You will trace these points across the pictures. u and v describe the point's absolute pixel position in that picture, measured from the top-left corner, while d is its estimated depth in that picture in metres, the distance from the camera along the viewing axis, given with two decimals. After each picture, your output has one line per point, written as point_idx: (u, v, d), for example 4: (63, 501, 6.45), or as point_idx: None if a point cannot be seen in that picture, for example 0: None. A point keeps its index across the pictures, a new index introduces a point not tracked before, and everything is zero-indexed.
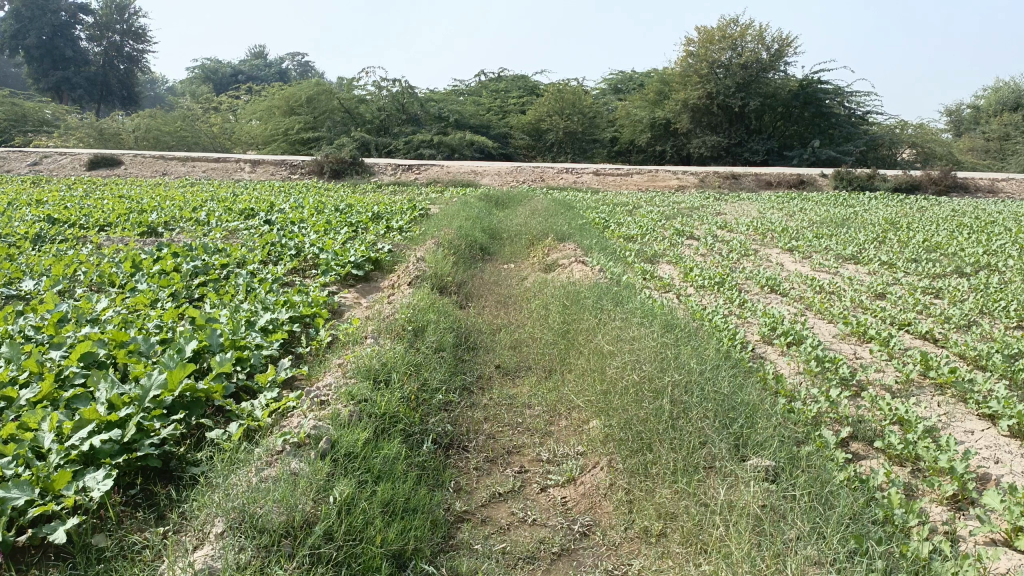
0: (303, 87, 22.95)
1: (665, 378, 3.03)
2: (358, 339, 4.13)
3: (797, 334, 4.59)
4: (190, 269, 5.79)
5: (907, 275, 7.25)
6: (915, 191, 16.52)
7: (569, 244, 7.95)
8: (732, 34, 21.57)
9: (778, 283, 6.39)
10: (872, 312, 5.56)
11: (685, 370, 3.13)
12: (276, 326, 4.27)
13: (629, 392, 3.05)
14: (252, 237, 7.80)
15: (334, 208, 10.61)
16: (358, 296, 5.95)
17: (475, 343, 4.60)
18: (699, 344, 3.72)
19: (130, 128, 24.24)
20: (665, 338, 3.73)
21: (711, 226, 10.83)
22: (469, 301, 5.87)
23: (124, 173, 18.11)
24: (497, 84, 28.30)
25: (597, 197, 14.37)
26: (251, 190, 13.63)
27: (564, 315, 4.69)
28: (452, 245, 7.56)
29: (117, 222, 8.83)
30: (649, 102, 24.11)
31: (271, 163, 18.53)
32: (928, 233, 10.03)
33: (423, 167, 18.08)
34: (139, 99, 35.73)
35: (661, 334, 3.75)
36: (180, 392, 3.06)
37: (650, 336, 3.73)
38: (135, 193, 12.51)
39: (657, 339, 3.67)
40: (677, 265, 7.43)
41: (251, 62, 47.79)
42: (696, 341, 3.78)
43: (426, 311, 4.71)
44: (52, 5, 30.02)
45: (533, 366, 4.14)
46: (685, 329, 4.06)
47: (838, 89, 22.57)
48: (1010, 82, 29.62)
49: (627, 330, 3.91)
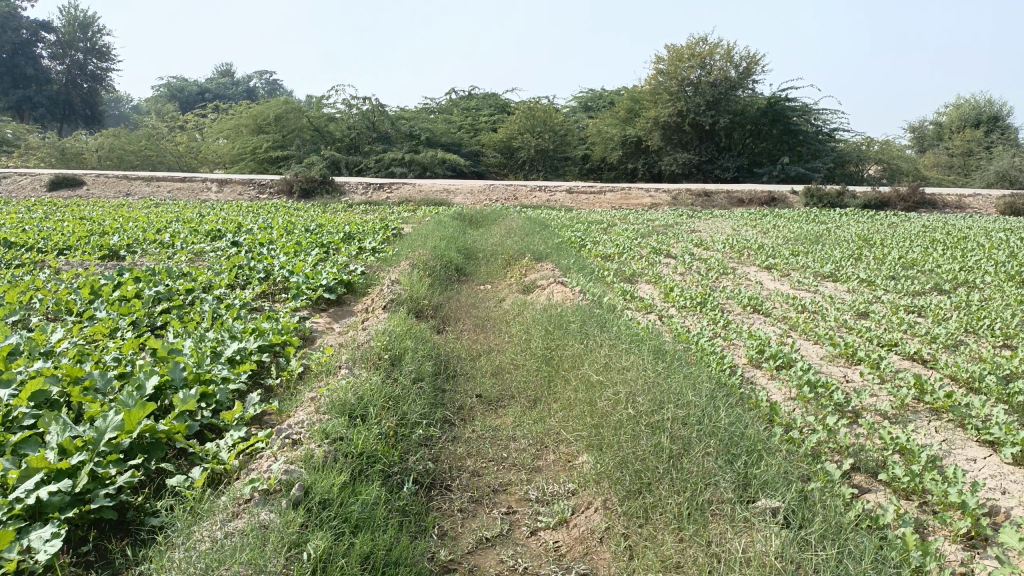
0: (272, 105, 22.66)
1: (663, 413, 2.87)
2: (332, 370, 3.92)
3: (786, 357, 4.46)
4: (153, 295, 5.54)
5: (887, 293, 7.20)
6: (884, 207, 16.67)
7: (546, 264, 7.80)
8: (701, 52, 21.73)
9: (761, 303, 6.28)
10: (858, 331, 5.47)
11: (682, 405, 2.97)
12: (244, 356, 4.04)
13: (623, 427, 2.89)
14: (218, 260, 7.54)
15: (304, 229, 10.37)
16: (330, 321, 5.73)
17: (454, 370, 4.41)
18: (691, 372, 3.57)
19: (94, 148, 23.72)
20: (656, 366, 3.58)
21: (687, 244, 10.75)
22: (445, 325, 5.68)
23: (86, 194, 17.66)
24: (468, 102, 28.25)
25: (572, 216, 14.26)
26: (218, 210, 13.33)
27: (547, 340, 4.51)
28: (426, 266, 7.37)
29: (77, 245, 8.52)
30: (619, 120, 24.20)
31: (239, 182, 18.21)
32: (902, 249, 10.04)
33: (394, 186, 17.86)
34: (103, 118, 35.12)
35: (652, 362, 3.60)
36: (138, 433, 2.83)
37: (640, 365, 3.57)
38: (96, 214, 12.15)
39: (648, 368, 3.52)
40: (656, 285, 7.31)
41: (218, 80, 47.31)
42: (688, 370, 3.62)
43: (403, 338, 4.50)
44: (13, 23, 29.42)
45: (516, 396, 3.95)
46: (675, 356, 3.91)
47: (806, 106, 22.82)
48: (970, 100, 30.23)
49: (616, 357, 3.75)
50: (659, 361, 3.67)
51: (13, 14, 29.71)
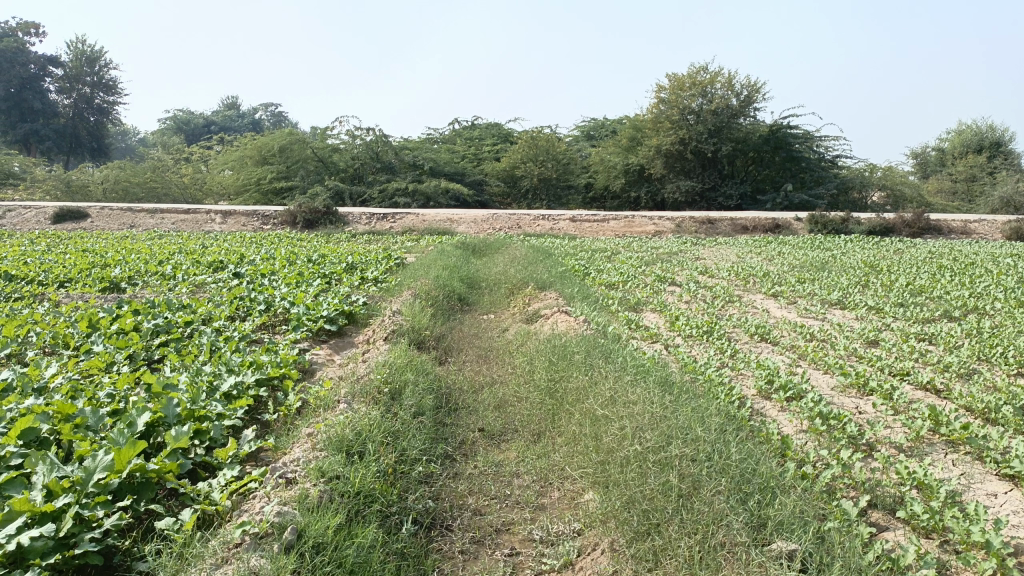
0: (276, 137, 22.76)
1: (671, 449, 2.77)
2: (331, 404, 3.82)
3: (797, 388, 4.35)
4: (151, 328, 5.47)
5: (896, 321, 7.09)
6: (889, 233, 16.60)
7: (550, 293, 7.72)
8: (702, 81, 21.81)
9: (768, 331, 6.17)
10: (868, 360, 5.36)
11: (689, 441, 2.87)
12: (241, 391, 3.94)
13: (629, 463, 2.79)
14: (219, 292, 7.48)
15: (306, 259, 10.32)
16: (331, 353, 5.64)
17: (456, 403, 4.31)
18: (698, 405, 3.48)
19: (99, 180, 23.83)
20: (665, 399, 3.47)
21: (692, 272, 10.66)
22: (448, 356, 5.59)
23: (90, 226, 17.69)
24: (471, 132, 28.38)
25: (575, 244, 14.21)
26: (221, 241, 13.31)
27: (551, 372, 4.41)
28: (429, 296, 7.29)
29: (78, 277, 8.48)
30: (622, 148, 24.27)
31: (242, 214, 18.23)
32: (909, 276, 9.95)
33: (398, 216, 17.86)
34: (110, 150, 35.37)
35: (659, 395, 3.50)
36: (128, 473, 2.74)
37: (647, 399, 3.46)
38: (99, 246, 12.13)
39: (656, 401, 3.42)
40: (662, 313, 7.22)
41: (223, 112, 47.74)
42: (696, 403, 3.52)
43: (403, 370, 4.40)
44: (21, 58, 29.74)
45: (520, 430, 3.85)
46: (683, 388, 3.81)
47: (808, 134, 22.86)
48: (972, 125, 30.29)
49: (622, 390, 3.65)
50: (666, 394, 3.57)
51: (21, 49, 30.03)
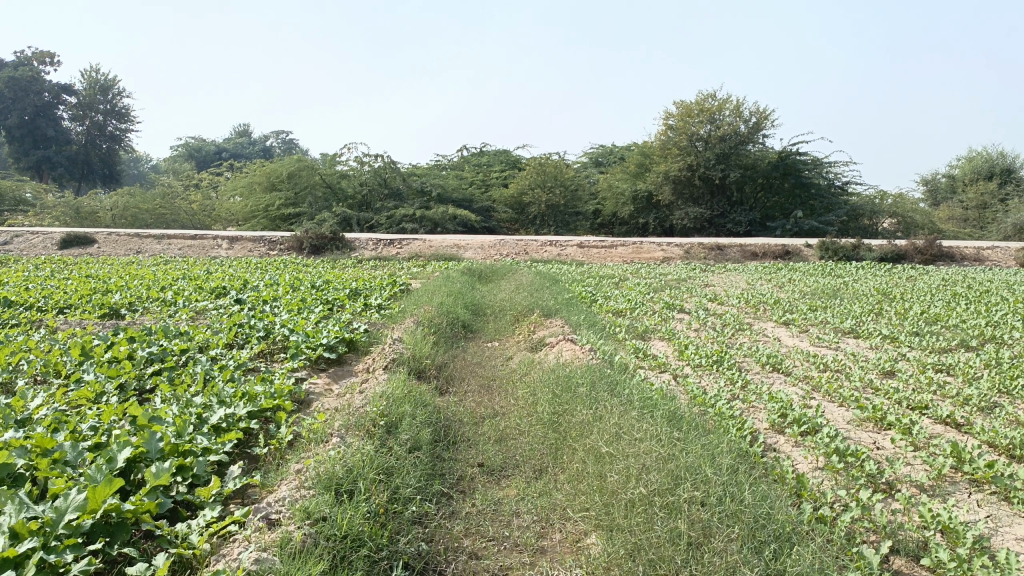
0: (285, 163, 22.80)
1: (679, 494, 2.60)
2: (323, 437, 3.67)
3: (811, 422, 4.18)
4: (145, 356, 5.33)
5: (911, 350, 6.90)
6: (901, 260, 16.40)
7: (555, 320, 7.56)
8: (710, 107, 21.75)
9: (780, 361, 5.98)
10: (884, 392, 5.17)
11: (699, 483, 2.70)
12: (231, 423, 3.79)
13: (635, 506, 2.62)
14: (219, 318, 7.35)
15: (310, 285, 10.21)
16: (329, 383, 5.48)
17: (456, 436, 4.15)
18: (706, 440, 3.31)
19: (108, 206, 23.89)
20: (672, 435, 3.31)
21: (701, 299, 10.49)
22: (450, 386, 5.43)
23: (97, 252, 17.67)
24: (479, 159, 28.42)
25: (582, 270, 14.07)
26: (226, 267, 13.23)
27: (554, 404, 4.24)
28: (431, 323, 7.14)
29: (77, 304, 8.38)
30: (630, 174, 24.23)
31: (249, 239, 18.19)
32: (924, 304, 9.75)
33: (405, 242, 17.78)
34: (121, 177, 35.57)
35: (667, 430, 3.34)
36: (103, 512, 2.59)
37: (654, 435, 3.29)
38: (103, 272, 12.06)
39: (663, 437, 3.25)
40: (670, 342, 7.05)
41: (234, 139, 48.11)
42: (707, 439, 3.34)
43: (401, 402, 4.24)
44: (35, 87, 30.00)
45: (521, 465, 3.68)
46: (691, 422, 3.63)
47: (817, 160, 22.74)
48: (982, 152, 30.13)
49: (628, 426, 3.47)
50: (674, 429, 3.40)
51: (36, 77, 30.35)
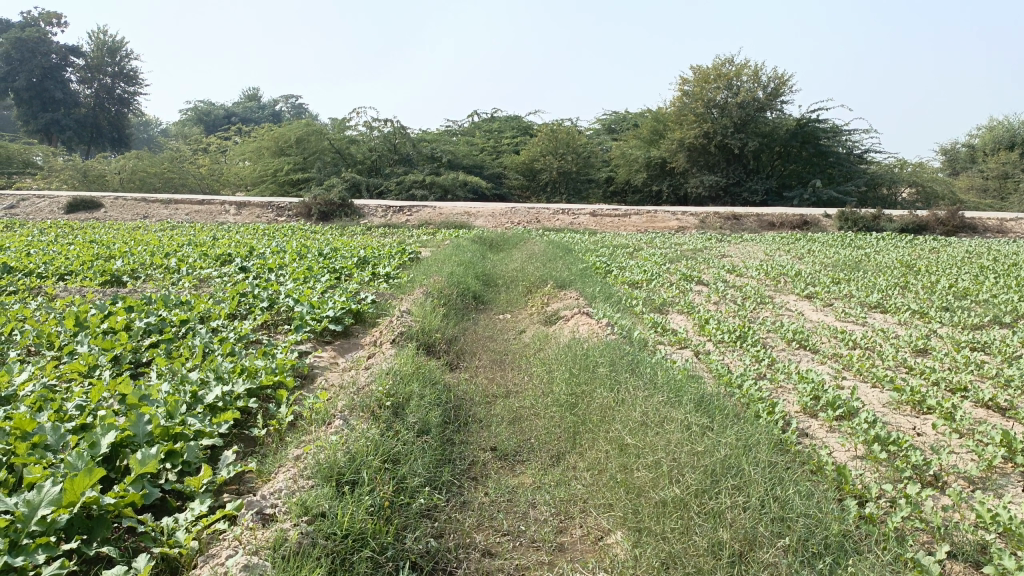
0: (294, 127, 22.43)
1: (719, 499, 2.35)
2: (326, 418, 3.42)
3: (848, 406, 3.90)
4: (142, 327, 5.08)
5: (942, 327, 6.59)
6: (922, 231, 15.98)
7: (570, 292, 7.29)
8: (728, 73, 21.21)
9: (807, 338, 5.69)
10: (920, 373, 4.89)
11: (739, 484, 2.45)
12: (227, 402, 3.55)
13: (668, 509, 2.37)
14: (223, 287, 7.11)
15: (317, 253, 9.96)
16: (335, 356, 5.23)
17: (469, 416, 3.92)
18: (739, 429, 3.06)
19: (115, 170, 23.60)
20: (702, 423, 3.06)
21: (719, 270, 10.17)
22: (460, 361, 5.18)
23: (103, 216, 17.45)
24: (490, 125, 27.93)
25: (595, 239, 13.75)
26: (233, 233, 12.98)
27: (571, 385, 3.97)
28: (442, 294, 6.88)
29: (79, 270, 8.15)
30: (644, 141, 23.75)
31: (257, 205, 17.92)
32: (950, 277, 9.41)
33: (415, 208, 17.46)
34: (129, 141, 35.22)
35: (696, 417, 3.08)
36: (81, 506, 2.37)
37: (684, 424, 3.02)
38: (108, 237, 11.82)
39: (694, 425, 3.00)
40: (690, 316, 6.76)
41: (244, 104, 47.60)
42: (739, 428, 3.07)
43: (409, 380, 3.99)
44: (43, 48, 29.68)
45: (537, 450, 3.43)
46: (723, 408, 3.37)
47: (836, 127, 22.19)
48: (1003, 120, 29.40)
49: (654, 412, 3.21)
50: (703, 416, 3.16)
51: (43, 38, 29.94)
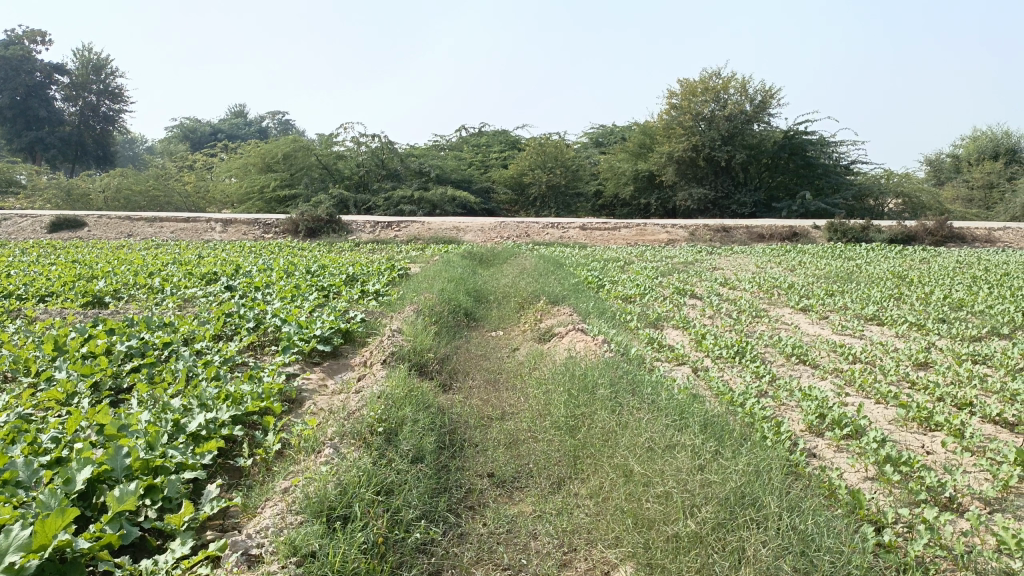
0: (280, 144, 22.28)
1: (737, 540, 2.26)
2: (315, 446, 3.27)
3: (855, 425, 3.79)
4: (124, 352, 4.91)
5: (941, 339, 6.50)
6: (911, 241, 15.98)
7: (563, 307, 7.18)
8: (715, 86, 21.26)
9: (806, 353, 5.58)
10: (923, 388, 4.79)
11: (755, 521, 2.35)
12: (211, 431, 3.40)
13: (686, 552, 2.28)
14: (208, 307, 6.94)
15: (305, 270, 9.80)
16: (323, 378, 5.07)
17: (464, 440, 3.77)
18: (748, 453, 2.96)
19: (100, 188, 23.34)
20: (710, 448, 2.97)
21: (712, 283, 10.08)
22: (453, 381, 5.04)
23: (87, 235, 17.22)
24: (478, 139, 27.87)
25: (585, 253, 13.65)
26: (219, 251, 12.81)
27: (570, 406, 3.83)
28: (433, 311, 6.73)
29: (60, 292, 7.95)
30: (632, 154, 23.76)
31: (243, 223, 17.74)
32: (944, 288, 9.36)
33: (403, 224, 17.32)
34: (115, 159, 34.93)
35: (703, 442, 2.99)
36: (54, 549, 2.22)
37: (691, 451, 2.91)
38: (91, 257, 11.61)
39: (702, 451, 2.91)
40: (686, 331, 6.64)
41: (230, 120, 47.39)
42: (748, 453, 2.96)
43: (402, 404, 3.83)
44: (26, 67, 29.41)
45: (536, 475, 3.29)
46: (730, 432, 3.24)
47: (823, 139, 22.25)
48: (987, 130, 29.60)
49: (660, 437, 3.09)
50: (709, 440, 3.05)
51: (27, 57, 29.71)
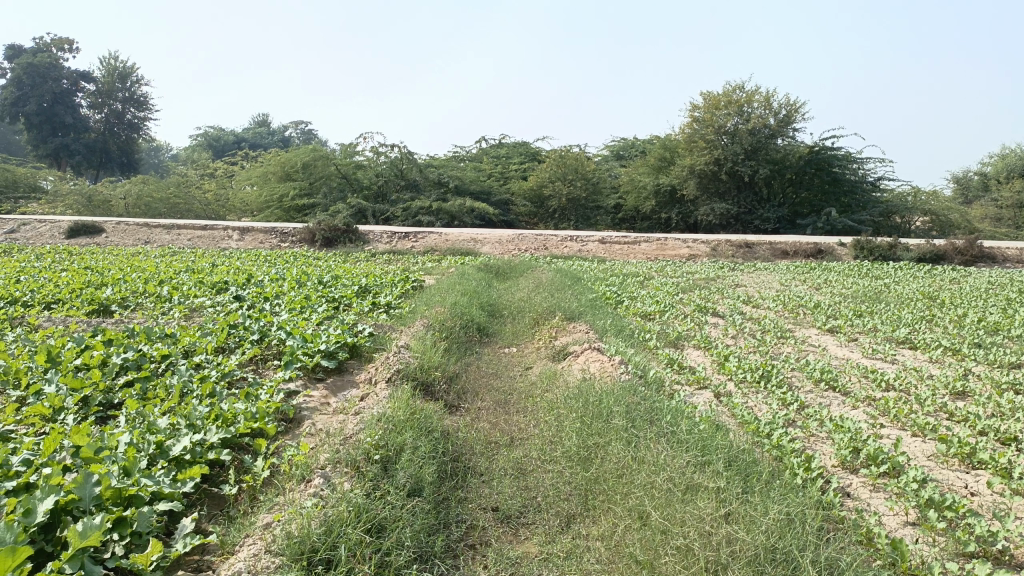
0: (300, 153, 22.26)
1: None
2: (305, 475, 3.02)
3: (893, 462, 3.49)
4: (118, 364, 4.69)
5: (977, 365, 6.16)
6: (940, 261, 15.55)
7: (579, 324, 6.92)
8: (739, 100, 20.92)
9: (836, 378, 5.26)
10: (962, 419, 4.48)
11: None
12: (196, 455, 3.17)
13: None
14: (213, 318, 6.74)
15: (317, 281, 9.61)
16: (326, 396, 4.84)
17: (470, 469, 3.52)
18: (776, 497, 2.70)
19: (121, 195, 23.38)
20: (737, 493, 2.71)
21: (735, 300, 9.77)
22: (461, 403, 4.78)
23: (104, 241, 17.19)
24: (498, 150, 27.70)
25: (604, 267, 13.37)
26: (233, 259, 12.65)
27: (584, 435, 3.56)
28: (444, 326, 6.49)
29: (67, 299, 7.81)
30: (653, 168, 23.50)
31: (260, 231, 17.65)
32: (977, 310, 8.99)
33: (420, 234, 17.14)
34: (138, 165, 35.12)
35: (728, 485, 2.73)
36: None
37: (714, 495, 2.64)
38: (104, 263, 11.50)
39: (728, 497, 2.64)
40: (708, 352, 6.35)
41: (254, 129, 47.62)
42: (778, 498, 2.68)
43: (403, 428, 3.58)
44: (54, 73, 29.67)
45: (545, 511, 3.03)
46: (757, 474, 2.96)
47: (849, 155, 21.84)
48: (1017, 149, 29.00)
49: (682, 477, 2.81)
50: (735, 484, 2.79)
51: (55, 64, 29.98)
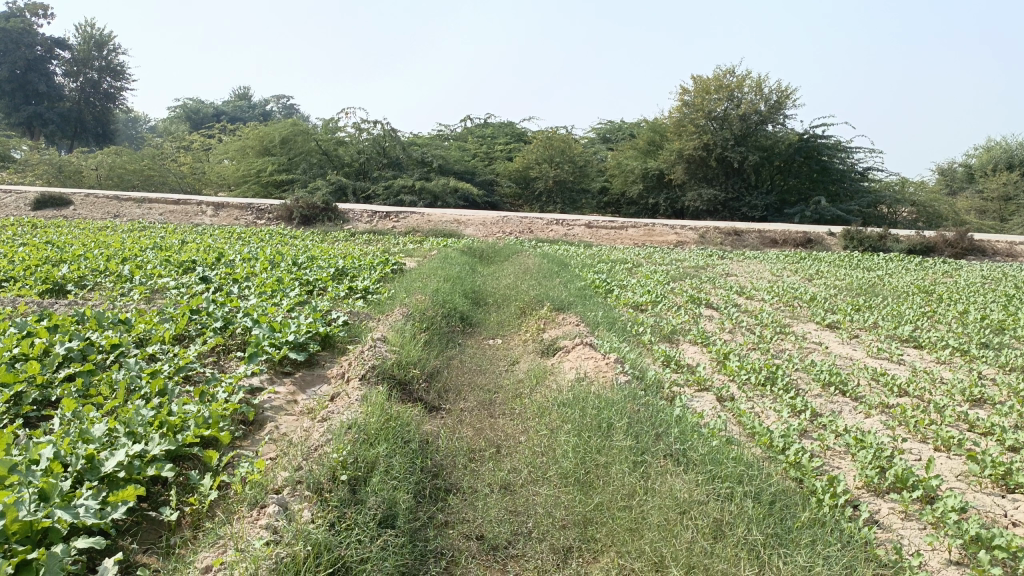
0: (280, 127, 21.62)
1: None
2: (258, 498, 2.59)
3: (926, 487, 3.10)
4: (60, 355, 4.21)
5: (987, 368, 5.80)
6: (930, 253, 15.27)
7: (568, 315, 6.51)
8: (729, 84, 20.43)
9: (847, 382, 4.88)
10: (987, 432, 4.12)
11: None
12: (133, 471, 2.73)
13: None
14: (176, 301, 6.22)
15: (292, 261, 9.09)
16: (293, 392, 4.39)
17: (451, 488, 3.09)
18: (812, 551, 2.37)
19: (92, 166, 22.55)
20: (769, 545, 2.39)
21: (728, 291, 9.39)
22: (442, 404, 4.35)
23: (72, 214, 16.51)
24: (484, 129, 27.10)
25: (591, 253, 12.96)
26: (205, 237, 12.09)
27: (582, 453, 3.15)
28: (425, 315, 6.05)
29: (19, 277, 7.25)
30: (641, 152, 23.09)
31: (236, 207, 17.04)
32: (977, 307, 8.67)
33: (402, 214, 16.62)
34: (114, 136, 34.12)
35: (759, 535, 2.40)
36: None
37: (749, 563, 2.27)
38: (68, 238, 10.89)
39: (768, 563, 2.28)
40: (706, 349, 5.95)
41: (234, 102, 46.51)
42: (818, 559, 2.32)
43: (376, 440, 3.14)
44: (26, 39, 28.62)
45: (538, 542, 2.62)
46: (788, 517, 2.58)
47: (839, 142, 21.51)
48: (1004, 141, 28.81)
49: (707, 532, 2.44)
50: (765, 530, 2.45)
51: (28, 30, 28.91)
